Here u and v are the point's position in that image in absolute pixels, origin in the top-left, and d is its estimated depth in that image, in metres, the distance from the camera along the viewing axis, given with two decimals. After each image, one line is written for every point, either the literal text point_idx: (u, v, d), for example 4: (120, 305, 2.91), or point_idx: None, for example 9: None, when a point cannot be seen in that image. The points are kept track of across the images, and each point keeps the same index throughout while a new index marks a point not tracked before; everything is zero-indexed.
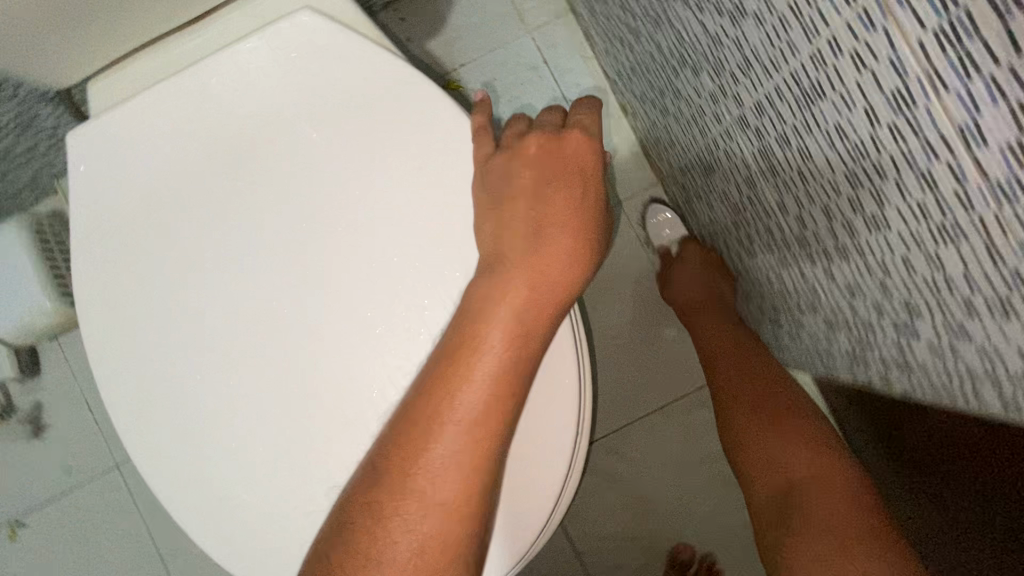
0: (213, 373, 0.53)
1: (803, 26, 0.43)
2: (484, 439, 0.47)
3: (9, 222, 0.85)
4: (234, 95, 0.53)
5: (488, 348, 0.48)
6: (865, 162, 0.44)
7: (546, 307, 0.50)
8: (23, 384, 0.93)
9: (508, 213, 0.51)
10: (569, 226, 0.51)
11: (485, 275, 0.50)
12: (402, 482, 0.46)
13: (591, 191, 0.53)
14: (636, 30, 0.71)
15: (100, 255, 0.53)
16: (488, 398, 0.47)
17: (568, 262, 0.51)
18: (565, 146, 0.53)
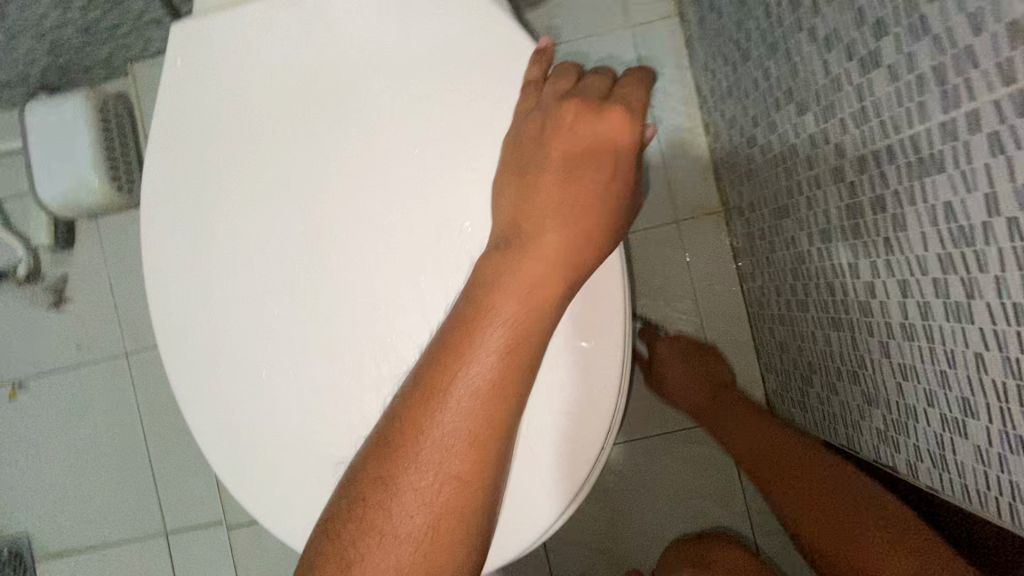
0: (249, 296, 0.51)
1: (943, 93, 0.40)
2: (481, 429, 0.43)
3: (74, 95, 0.84)
4: (336, 20, 0.51)
5: (482, 335, 0.43)
6: (968, 248, 0.41)
7: (548, 298, 0.44)
8: (56, 255, 0.94)
9: (527, 195, 0.45)
10: (582, 212, 0.45)
11: (489, 256, 0.45)
12: (393, 465, 0.42)
13: (617, 174, 0.45)
14: (747, 52, 0.68)
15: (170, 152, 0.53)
16: (478, 389, 0.43)
17: (576, 252, 0.45)
18: (600, 120, 0.44)
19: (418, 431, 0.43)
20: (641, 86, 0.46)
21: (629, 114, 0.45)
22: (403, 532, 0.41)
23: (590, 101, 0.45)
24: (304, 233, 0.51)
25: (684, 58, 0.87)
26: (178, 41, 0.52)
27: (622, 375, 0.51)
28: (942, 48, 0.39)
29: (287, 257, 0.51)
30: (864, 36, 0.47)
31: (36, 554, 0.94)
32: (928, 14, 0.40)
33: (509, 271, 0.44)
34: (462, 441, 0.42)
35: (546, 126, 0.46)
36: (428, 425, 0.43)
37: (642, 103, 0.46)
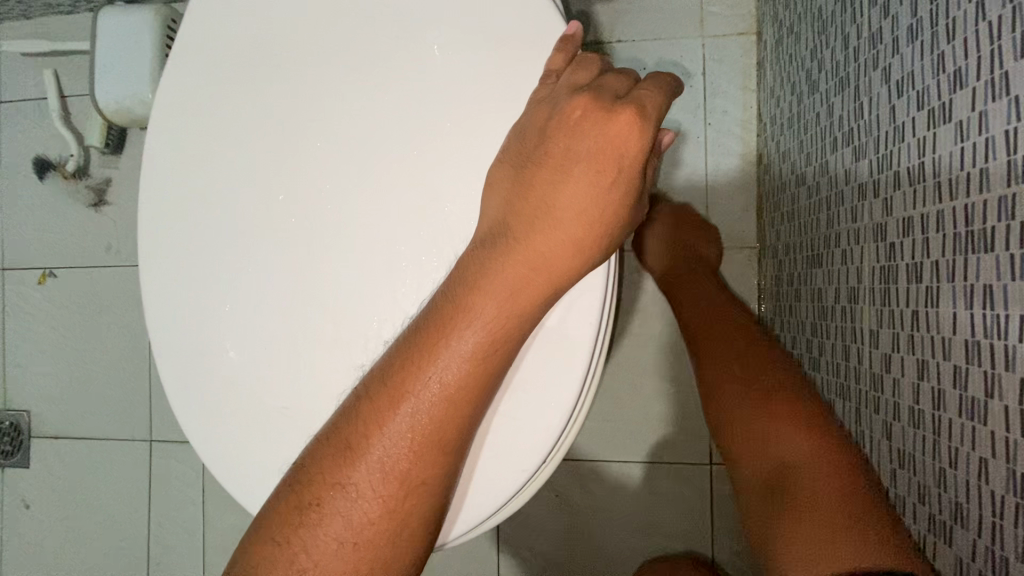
0: (233, 231, 0.50)
1: (1009, 163, 0.36)
2: (437, 435, 0.41)
3: (147, 8, 0.87)
4: None
5: (455, 341, 0.41)
6: (998, 340, 0.37)
7: (524, 305, 0.42)
8: (104, 158, 0.98)
9: (522, 192, 0.43)
10: (571, 218, 0.42)
11: (474, 250, 0.43)
12: (348, 459, 0.41)
13: (617, 185, 0.41)
14: (815, 82, 0.63)
15: (189, 71, 0.52)
16: (443, 397, 0.41)
17: (564, 260, 0.42)
18: (608, 122, 0.40)
19: (379, 431, 0.41)
20: (660, 89, 0.42)
21: (641, 117, 0.40)
22: (361, 534, 0.40)
23: (600, 96, 0.41)
24: (304, 177, 0.49)
25: (752, 80, 0.82)
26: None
27: (583, 391, 0.48)
28: (1019, 112, 0.35)
29: (277, 198, 0.50)
30: (939, 85, 0.43)
31: (33, 432, 1.00)
32: (1012, 72, 0.35)
33: (493, 272, 0.42)
34: (423, 448, 0.41)
35: (552, 121, 0.43)
36: (389, 427, 0.41)
37: (660, 109, 0.41)
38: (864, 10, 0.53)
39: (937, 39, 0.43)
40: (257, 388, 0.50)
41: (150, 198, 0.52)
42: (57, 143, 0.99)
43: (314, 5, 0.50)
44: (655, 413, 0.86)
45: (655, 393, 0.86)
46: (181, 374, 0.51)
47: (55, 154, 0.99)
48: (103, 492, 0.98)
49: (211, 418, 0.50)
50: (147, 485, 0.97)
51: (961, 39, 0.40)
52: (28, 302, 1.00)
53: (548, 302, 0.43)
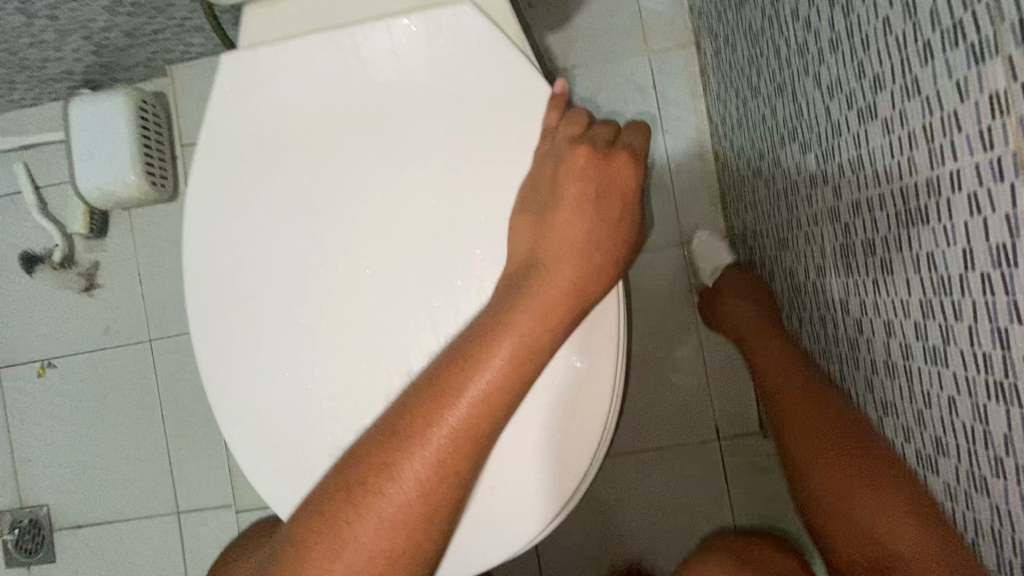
0: (268, 303, 0.55)
1: (930, 150, 0.43)
2: (475, 433, 0.47)
3: (117, 94, 0.90)
4: (371, 55, 0.54)
5: (501, 352, 0.47)
6: (946, 296, 0.44)
7: (555, 324, 0.48)
8: (90, 242, 0.99)
9: (545, 226, 0.50)
10: (593, 248, 0.49)
11: (508, 282, 0.49)
12: (395, 455, 0.46)
13: (625, 218, 0.51)
14: (756, 87, 0.71)
15: (206, 164, 0.56)
16: (485, 400, 0.47)
17: (590, 285, 0.49)
18: (611, 165, 0.50)
19: (423, 436, 0.46)
20: (641, 140, 0.53)
21: (633, 160, 0.51)
22: (395, 517, 0.45)
23: (598, 146, 0.51)
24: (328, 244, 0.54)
25: (698, 86, 0.90)
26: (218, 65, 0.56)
27: (613, 399, 0.56)
28: (931, 109, 0.43)
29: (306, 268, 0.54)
30: (863, 88, 0.50)
31: (56, 525, 0.99)
32: (920, 76, 0.43)
33: (528, 295, 0.48)
34: (464, 444, 0.46)
35: (562, 165, 0.50)
36: (432, 433, 0.46)
37: (644, 150, 0.53)
38: (789, 25, 0.61)
39: (855, 51, 0.50)
40: (315, 442, 0.54)
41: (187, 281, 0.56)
42: (39, 235, 0.99)
43: (312, 90, 0.54)
44: (664, 402, 0.89)
45: (659, 384, 0.90)
46: (240, 440, 0.55)
47: (39, 246, 0.99)
48: (139, 572, 0.98)
49: (280, 477, 0.54)
50: (183, 556, 0.97)
51: (874, 50, 0.48)
52: (32, 395, 1.00)
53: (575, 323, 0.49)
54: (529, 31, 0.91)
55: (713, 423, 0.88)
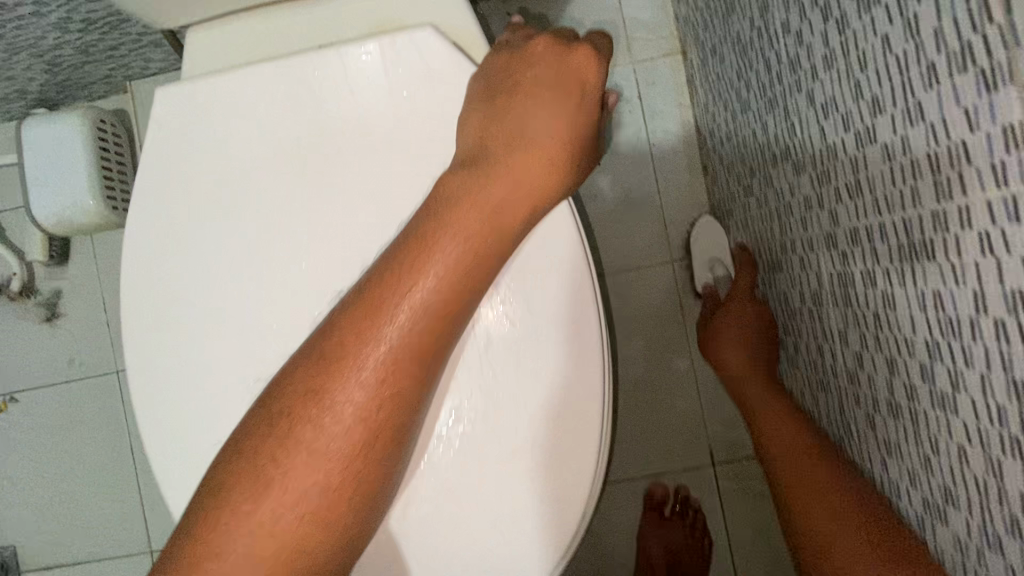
0: (222, 354, 0.50)
1: (936, 182, 0.40)
2: (423, 334, 0.46)
3: (73, 115, 0.84)
4: (328, 83, 0.50)
5: (442, 252, 0.46)
6: (956, 340, 0.41)
7: (507, 217, 0.48)
8: (50, 269, 0.94)
9: (493, 115, 0.48)
10: (548, 138, 0.49)
11: (458, 171, 0.48)
12: (338, 357, 0.45)
13: (584, 108, 0.50)
14: (746, 101, 0.67)
15: (148, 201, 0.51)
16: (424, 307, 0.46)
17: (545, 174, 0.49)
18: (568, 56, 0.50)
19: (367, 333, 0.45)
20: (603, 44, 0.53)
21: (594, 55, 0.50)
22: (338, 430, 0.44)
23: (560, 40, 0.50)
24: (287, 286, 0.50)
25: (685, 96, 0.86)
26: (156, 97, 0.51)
27: (601, 447, 0.52)
28: (936, 137, 0.39)
29: (266, 313, 0.50)
30: (860, 110, 0.47)
31: (23, 567, 0.94)
32: (924, 101, 0.40)
33: (470, 190, 0.47)
34: (412, 341, 0.46)
35: (517, 54, 0.50)
36: (377, 328, 0.45)
37: (606, 51, 0.52)
38: (780, 38, 0.57)
39: (852, 69, 0.47)
40: None
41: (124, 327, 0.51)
42: None
43: (264, 122, 0.50)
44: (659, 429, 0.86)
45: (651, 406, 0.86)
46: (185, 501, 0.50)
47: None
48: None
49: None
50: None
51: (872, 70, 0.44)
52: None
53: (529, 220, 0.49)
54: None
55: (708, 446, 0.85)
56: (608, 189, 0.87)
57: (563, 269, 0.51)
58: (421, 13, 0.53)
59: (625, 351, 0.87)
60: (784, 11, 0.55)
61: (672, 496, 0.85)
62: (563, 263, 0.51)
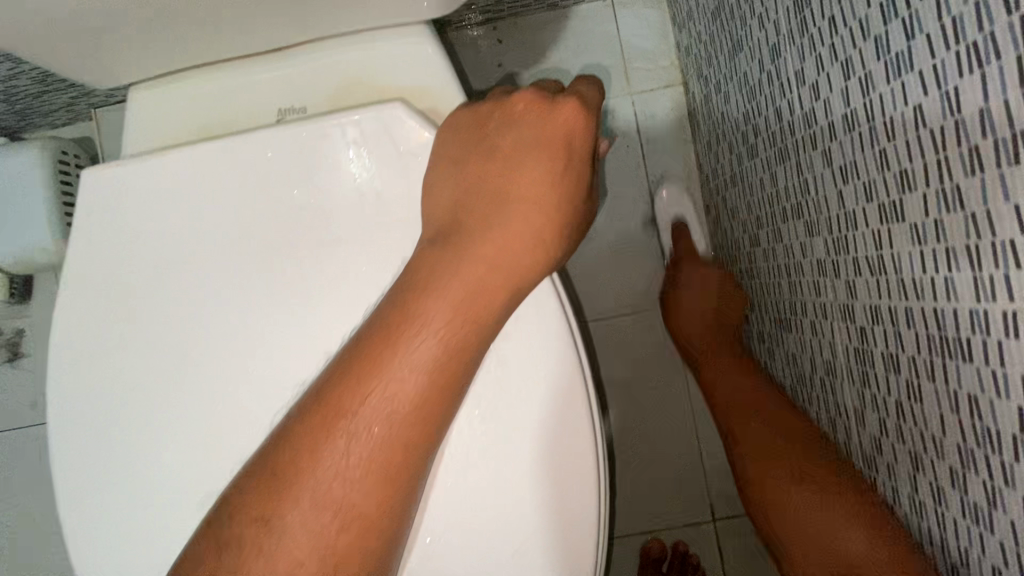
0: (188, 442, 0.47)
1: (975, 279, 0.35)
2: (400, 429, 0.41)
3: (32, 149, 0.78)
4: (301, 155, 0.46)
5: (415, 344, 0.41)
6: (994, 453, 0.36)
7: (490, 294, 0.43)
8: (10, 307, 0.88)
9: (469, 184, 0.45)
10: (533, 204, 0.44)
11: (435, 243, 0.44)
12: (307, 459, 0.40)
13: (572, 168, 0.45)
14: (753, 146, 0.62)
15: (105, 277, 0.47)
16: (396, 408, 0.41)
17: (532, 246, 0.44)
18: (553, 111, 0.45)
19: (337, 431, 0.40)
20: (590, 91, 0.48)
21: (582, 106, 0.45)
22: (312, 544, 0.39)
23: (540, 93, 0.46)
24: (256, 371, 0.47)
25: (687, 131, 0.81)
26: (94, 176, 0.47)
27: (598, 547, 0.48)
28: (977, 230, 0.35)
29: (234, 402, 0.47)
30: (886, 182, 0.42)
31: None
32: (964, 187, 0.35)
33: (448, 269, 0.43)
34: (389, 439, 0.41)
35: (495, 111, 0.46)
36: (347, 425, 0.40)
37: (595, 100, 0.47)
38: (793, 87, 0.52)
39: (876, 136, 0.42)
40: None
41: (59, 410, 0.47)
42: None
43: (231, 195, 0.47)
44: (659, 482, 0.81)
45: (650, 458, 0.82)
46: None
47: None
48: None
49: None
50: None
51: (901, 140, 0.40)
52: None
53: (516, 295, 0.44)
54: (499, 69, 0.81)
55: (708, 501, 0.81)
56: (605, 229, 0.82)
57: (548, 360, 0.47)
58: (399, 72, 0.48)
59: (624, 400, 0.82)
60: (799, 59, 0.50)
61: (671, 557, 0.80)
62: (541, 306, 0.47)
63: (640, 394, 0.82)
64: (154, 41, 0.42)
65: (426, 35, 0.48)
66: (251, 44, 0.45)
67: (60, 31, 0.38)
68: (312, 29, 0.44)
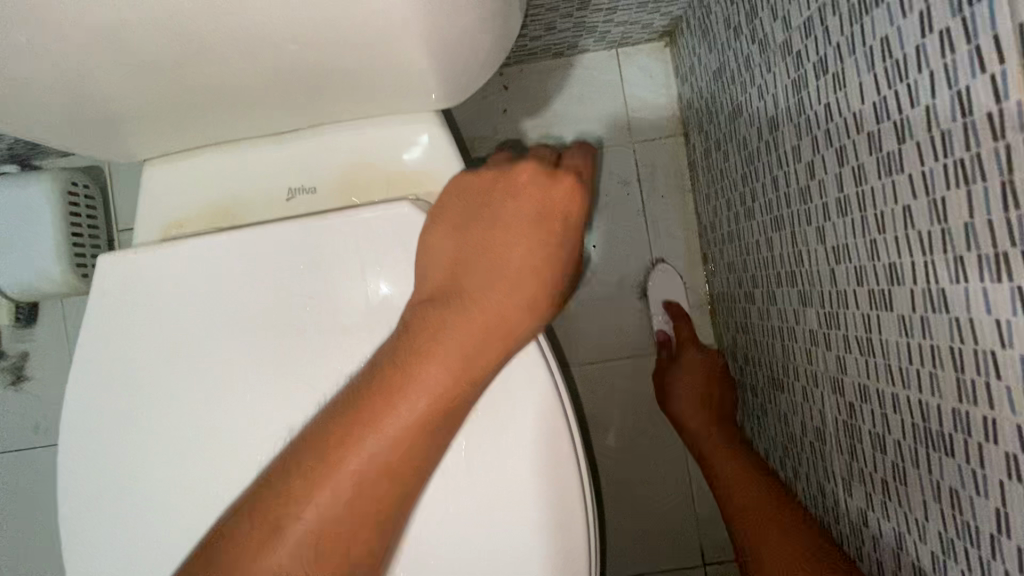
0: (191, 497, 0.48)
1: (959, 380, 0.36)
2: (381, 483, 0.43)
3: (43, 182, 0.80)
4: (310, 225, 0.48)
5: (409, 408, 0.43)
6: (973, 547, 0.38)
7: (479, 362, 0.44)
8: (17, 331, 0.90)
9: (467, 249, 0.46)
10: (527, 276, 0.45)
11: (429, 303, 0.45)
12: (293, 501, 0.41)
13: (566, 246, 0.46)
14: (751, 208, 0.64)
15: (116, 334, 0.48)
16: (384, 466, 0.42)
17: (520, 317, 0.45)
18: (553, 188, 0.46)
19: (322, 478, 0.42)
20: (583, 166, 0.49)
21: (579, 184, 0.46)
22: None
23: (542, 166, 0.47)
24: (261, 431, 0.48)
25: (686, 180, 0.83)
26: (107, 266, 0.49)
27: None
28: (961, 334, 0.36)
29: (237, 458, 0.48)
30: (876, 271, 0.43)
31: None
32: (949, 292, 0.36)
33: (439, 332, 0.44)
34: (370, 489, 0.42)
35: (498, 179, 0.47)
36: (333, 475, 0.42)
37: (588, 173, 0.49)
38: (790, 161, 0.53)
39: (868, 226, 0.43)
40: None
41: (66, 464, 0.48)
42: None
43: (241, 261, 0.48)
44: (652, 527, 0.82)
45: (643, 503, 0.83)
46: None
47: None
48: None
49: None
50: None
51: (891, 234, 0.41)
52: None
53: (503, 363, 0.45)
54: (503, 114, 0.83)
55: (699, 545, 0.82)
56: (604, 279, 0.83)
57: (536, 416, 0.48)
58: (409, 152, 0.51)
59: (617, 447, 0.83)
60: (796, 136, 0.51)
61: None
62: (530, 366, 0.48)
63: (634, 439, 0.83)
64: (168, 113, 0.43)
65: (436, 124, 0.51)
66: (265, 120, 0.47)
67: (75, 96, 0.39)
68: (324, 103, 0.45)
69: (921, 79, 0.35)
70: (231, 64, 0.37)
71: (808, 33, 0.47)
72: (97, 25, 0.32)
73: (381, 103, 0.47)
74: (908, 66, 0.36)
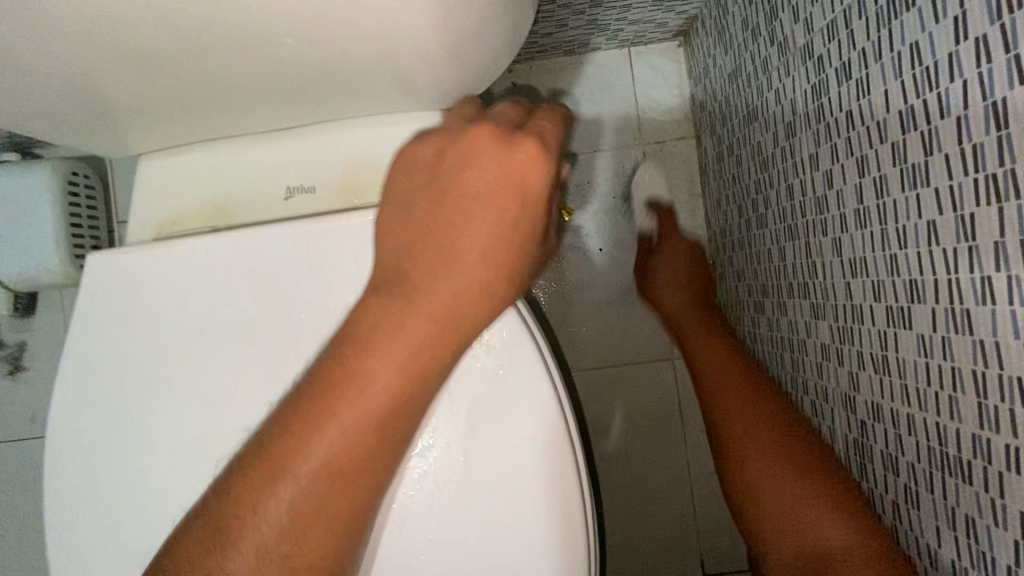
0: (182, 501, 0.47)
1: (979, 405, 0.35)
2: (330, 491, 0.39)
3: (43, 170, 0.79)
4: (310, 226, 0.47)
5: (348, 409, 0.39)
6: None
7: (427, 362, 0.41)
8: (16, 321, 0.89)
9: (415, 236, 0.41)
10: (479, 262, 0.40)
11: (375, 296, 0.41)
12: (251, 512, 0.38)
13: (524, 222, 0.40)
14: (763, 216, 0.62)
15: (109, 331, 0.47)
16: (332, 471, 0.39)
17: (473, 311, 0.41)
18: (508, 157, 0.39)
19: (274, 486, 0.39)
20: (552, 127, 0.41)
21: (541, 150, 0.39)
22: None
23: (498, 130, 0.40)
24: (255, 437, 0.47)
25: (696, 185, 0.81)
26: (102, 264, 0.47)
27: None
28: (985, 358, 0.34)
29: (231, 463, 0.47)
30: (895, 287, 0.41)
31: None
32: (974, 314, 0.35)
33: (383, 329, 0.40)
34: (322, 499, 0.39)
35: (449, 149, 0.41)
36: (284, 483, 0.39)
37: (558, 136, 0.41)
38: (806, 169, 0.52)
39: (888, 240, 0.42)
40: None
41: (56, 463, 0.47)
42: None
43: (239, 260, 0.47)
44: (652, 537, 0.81)
45: (644, 513, 0.81)
46: None
47: None
48: None
49: None
50: None
51: (913, 250, 0.39)
52: None
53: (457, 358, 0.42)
54: None
55: (698, 554, 0.80)
56: (609, 281, 0.82)
57: (540, 438, 0.46)
58: None
59: (618, 455, 0.82)
60: (814, 143, 0.50)
61: None
62: (535, 385, 0.46)
63: (636, 449, 0.82)
64: (167, 106, 0.42)
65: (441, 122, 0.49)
66: (265, 116, 0.46)
67: (68, 86, 0.37)
68: (327, 100, 0.44)
69: (952, 87, 0.34)
70: (229, 58, 0.36)
71: (830, 37, 0.45)
72: (90, 15, 0.31)
73: (387, 101, 0.45)
74: (938, 74, 0.35)
